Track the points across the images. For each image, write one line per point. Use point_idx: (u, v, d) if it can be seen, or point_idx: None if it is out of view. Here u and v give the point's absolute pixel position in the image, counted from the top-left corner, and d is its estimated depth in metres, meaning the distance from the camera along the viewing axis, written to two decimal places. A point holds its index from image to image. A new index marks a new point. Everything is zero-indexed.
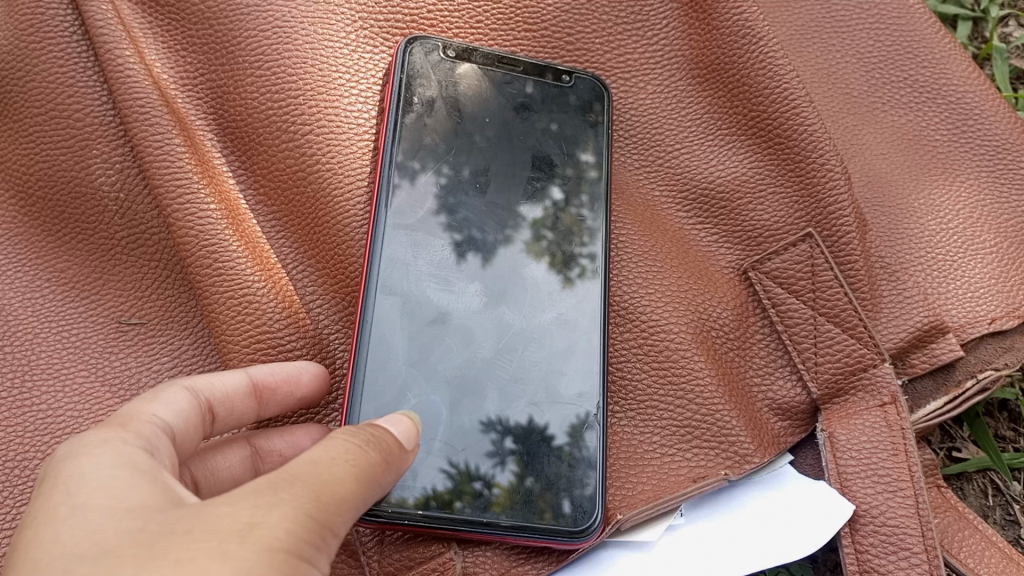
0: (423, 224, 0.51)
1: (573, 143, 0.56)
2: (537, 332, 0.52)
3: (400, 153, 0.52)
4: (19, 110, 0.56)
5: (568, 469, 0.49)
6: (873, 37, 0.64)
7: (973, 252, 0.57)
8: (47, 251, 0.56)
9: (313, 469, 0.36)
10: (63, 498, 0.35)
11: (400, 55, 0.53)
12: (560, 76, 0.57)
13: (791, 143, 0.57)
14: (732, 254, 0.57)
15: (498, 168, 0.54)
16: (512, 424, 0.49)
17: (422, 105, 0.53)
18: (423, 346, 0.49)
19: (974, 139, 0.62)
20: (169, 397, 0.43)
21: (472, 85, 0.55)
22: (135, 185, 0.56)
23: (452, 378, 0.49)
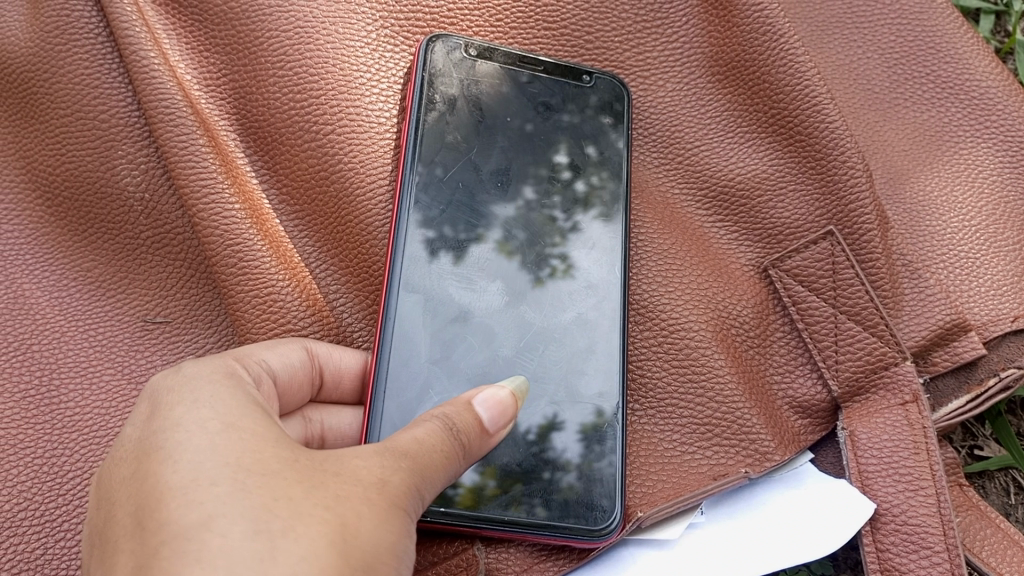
0: (445, 223, 0.52)
1: (595, 143, 0.56)
2: (557, 331, 0.52)
3: (422, 151, 0.52)
4: (46, 112, 0.57)
5: (591, 465, 0.50)
6: (895, 33, 0.64)
7: (996, 250, 0.57)
8: (74, 250, 0.57)
9: (415, 446, 0.39)
10: (175, 420, 0.36)
11: (422, 53, 0.53)
12: (580, 76, 0.57)
13: (812, 140, 0.57)
14: (752, 252, 0.57)
15: (519, 166, 0.55)
16: (533, 422, 0.50)
17: (444, 104, 0.53)
18: (446, 343, 0.50)
19: (997, 135, 0.61)
20: (286, 350, 0.47)
21: (493, 85, 0.55)
22: (161, 185, 0.57)
23: (473, 377, 0.50)
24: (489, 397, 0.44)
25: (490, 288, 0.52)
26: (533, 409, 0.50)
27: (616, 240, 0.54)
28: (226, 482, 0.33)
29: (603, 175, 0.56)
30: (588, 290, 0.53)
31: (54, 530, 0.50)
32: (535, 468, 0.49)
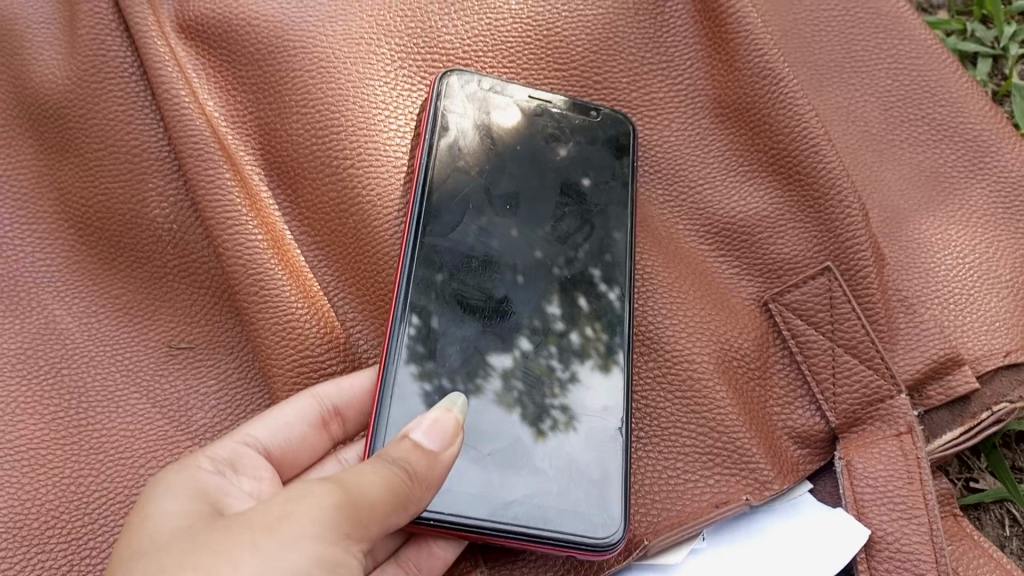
0: (454, 238, 0.53)
1: (602, 173, 0.59)
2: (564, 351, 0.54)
3: (435, 171, 0.54)
4: (81, 147, 0.60)
5: (599, 477, 0.50)
6: (892, 76, 0.67)
7: (989, 287, 0.59)
8: (102, 278, 0.59)
9: (351, 475, 0.40)
10: (145, 505, 0.41)
11: (438, 85, 0.57)
12: (588, 111, 0.60)
13: (810, 180, 0.59)
14: (752, 287, 0.59)
15: (527, 190, 0.57)
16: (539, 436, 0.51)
17: (457, 131, 0.56)
18: (454, 354, 0.51)
19: (990, 176, 0.64)
20: (276, 415, 0.50)
21: (504, 116, 0.58)
22: (188, 217, 0.60)
23: (480, 389, 0.51)
24: (429, 421, 0.44)
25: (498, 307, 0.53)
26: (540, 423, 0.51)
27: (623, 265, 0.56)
28: (165, 551, 0.38)
29: (609, 204, 0.58)
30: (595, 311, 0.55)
31: (78, 548, 0.52)
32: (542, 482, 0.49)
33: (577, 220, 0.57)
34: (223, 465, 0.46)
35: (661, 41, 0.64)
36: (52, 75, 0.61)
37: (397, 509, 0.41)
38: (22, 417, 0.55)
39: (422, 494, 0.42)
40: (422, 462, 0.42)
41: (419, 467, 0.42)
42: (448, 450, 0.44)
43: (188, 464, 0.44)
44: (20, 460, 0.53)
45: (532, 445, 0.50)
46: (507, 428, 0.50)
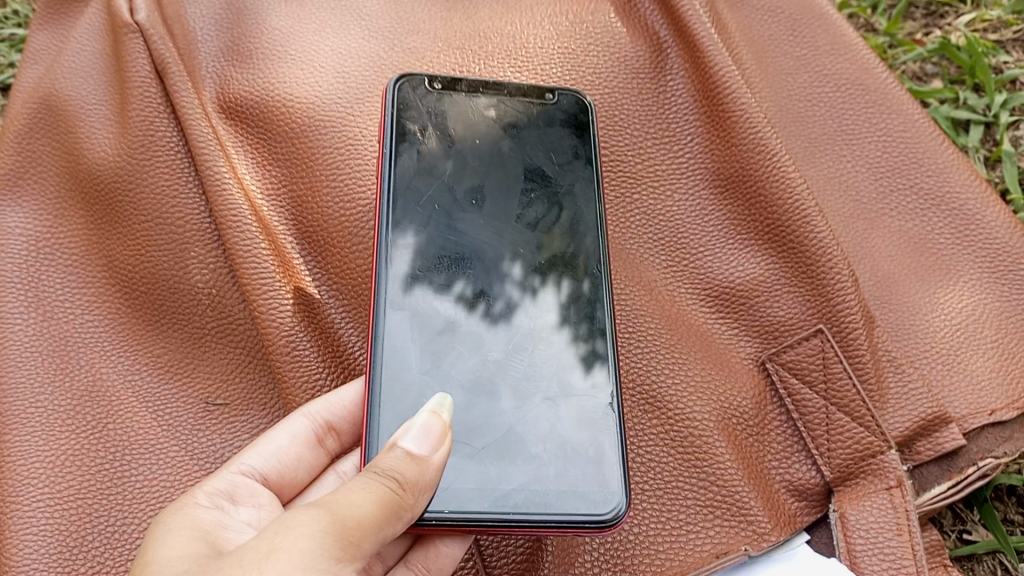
0: (426, 242, 0.57)
1: (567, 154, 0.63)
2: (543, 333, 0.57)
3: (401, 180, 0.58)
4: (129, 218, 0.65)
5: (594, 459, 0.53)
6: (881, 149, 0.71)
7: (975, 348, 0.63)
8: (146, 338, 0.64)
9: (341, 498, 0.43)
10: (147, 555, 0.44)
11: (391, 93, 0.60)
12: (543, 95, 0.64)
13: (804, 247, 0.63)
14: (751, 347, 0.63)
15: (494, 181, 0.61)
16: (528, 417, 0.54)
17: (417, 134, 0.60)
18: (439, 352, 0.54)
19: (976, 242, 0.68)
20: (264, 442, 0.55)
21: (460, 112, 0.62)
22: (226, 283, 0.64)
23: (465, 381, 0.54)
24: (420, 427, 0.47)
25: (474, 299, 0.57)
26: (528, 408, 0.54)
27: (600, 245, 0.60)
28: None
29: (574, 186, 0.62)
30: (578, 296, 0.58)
31: None
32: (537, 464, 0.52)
33: (544, 202, 0.61)
34: (221, 498, 0.50)
35: (662, 119, 0.70)
36: (106, 153, 0.67)
37: (388, 519, 0.44)
38: (71, 469, 0.59)
39: (412, 502, 0.45)
40: (411, 470, 0.45)
41: (406, 478, 0.45)
42: (437, 454, 0.47)
43: (185, 504, 0.48)
44: (70, 509, 0.58)
45: (525, 435, 0.53)
46: (494, 417, 0.53)
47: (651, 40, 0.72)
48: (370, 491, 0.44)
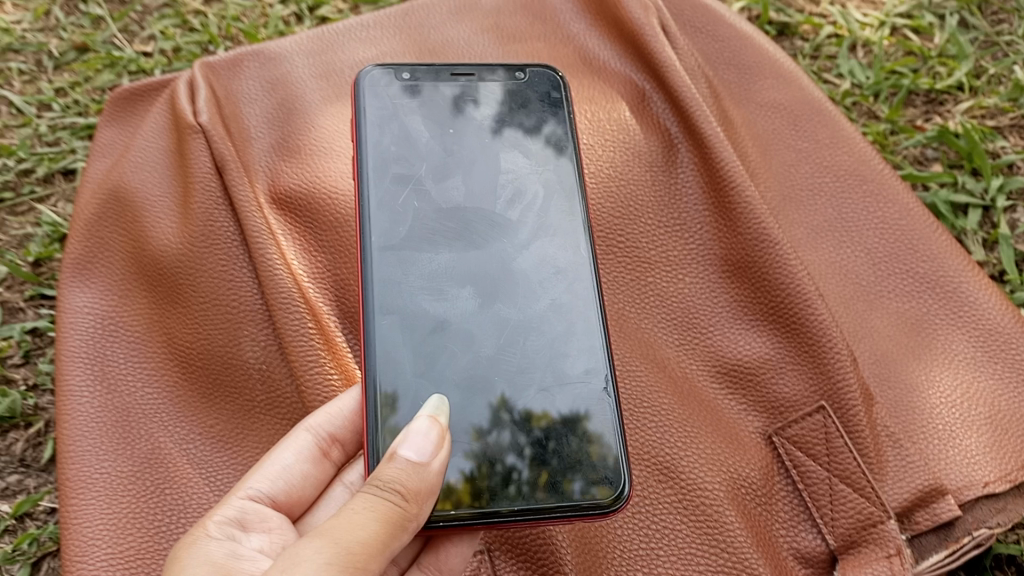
0: (412, 246, 0.64)
1: (541, 137, 0.70)
2: (531, 320, 0.63)
3: (380, 189, 0.65)
4: (187, 299, 0.72)
5: (588, 436, 0.59)
6: (879, 235, 0.77)
7: (969, 425, 0.67)
8: (200, 410, 0.70)
9: (348, 520, 0.49)
10: None
11: (358, 99, 0.68)
12: (514, 74, 0.72)
13: (805, 328, 0.69)
14: (759, 421, 0.68)
15: (471, 177, 0.68)
16: (522, 407, 0.60)
17: (393, 141, 0.67)
18: (433, 354, 0.60)
19: (970, 323, 0.73)
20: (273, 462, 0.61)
21: (432, 107, 0.69)
22: (276, 359, 0.70)
23: (459, 381, 0.60)
24: (420, 439, 0.53)
25: (461, 295, 0.63)
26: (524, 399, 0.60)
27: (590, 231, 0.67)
28: None
29: (548, 164, 0.69)
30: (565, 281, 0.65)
31: None
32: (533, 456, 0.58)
33: (523, 184, 0.68)
34: (231, 527, 0.56)
35: (675, 209, 0.76)
36: (168, 239, 0.74)
37: (394, 531, 0.50)
38: (132, 530, 0.66)
39: (415, 508, 0.51)
40: (411, 478, 0.51)
41: (407, 489, 0.51)
42: (435, 459, 0.53)
43: (197, 537, 0.54)
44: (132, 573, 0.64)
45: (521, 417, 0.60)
46: (494, 415, 0.59)
47: (664, 136, 0.79)
48: (372, 509, 0.49)
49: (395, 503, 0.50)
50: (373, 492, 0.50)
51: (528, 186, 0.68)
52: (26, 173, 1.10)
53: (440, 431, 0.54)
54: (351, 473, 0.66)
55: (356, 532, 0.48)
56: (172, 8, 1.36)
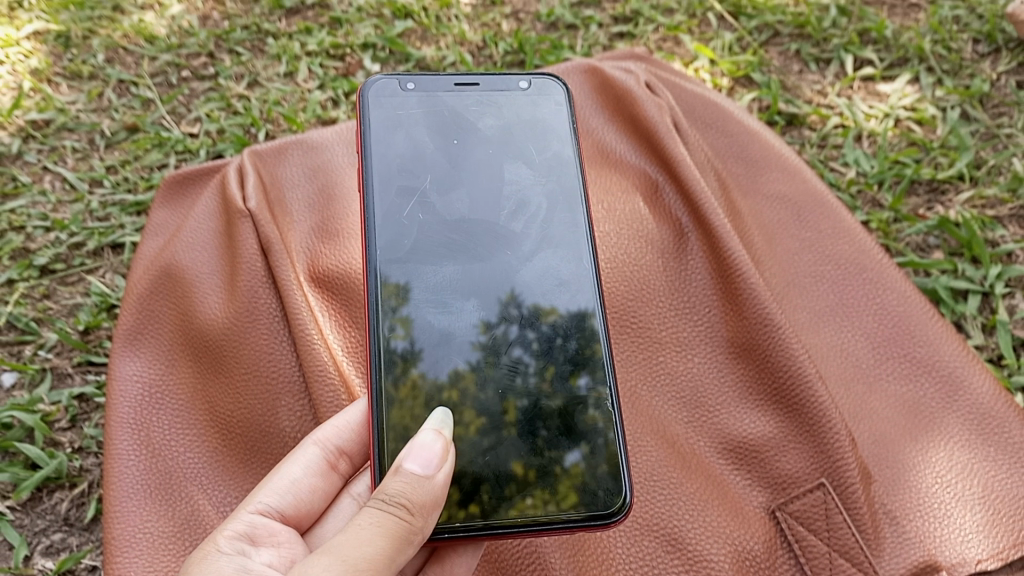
0: (418, 256, 0.68)
1: (546, 148, 0.75)
2: (532, 329, 0.68)
3: (387, 201, 0.70)
4: (230, 370, 0.78)
5: (583, 446, 0.64)
6: (878, 321, 0.82)
7: (963, 502, 0.71)
8: (237, 475, 0.75)
9: (355, 535, 0.53)
10: None
11: (360, 114, 0.72)
12: (518, 83, 0.77)
13: (806, 408, 0.73)
14: (762, 497, 0.72)
15: (475, 188, 0.73)
16: (523, 417, 0.65)
17: (401, 154, 0.72)
18: (439, 365, 0.65)
19: (964, 406, 0.77)
20: (279, 477, 0.64)
21: (437, 118, 0.75)
22: (310, 428, 0.75)
23: (462, 392, 0.65)
24: (425, 453, 0.57)
25: (465, 307, 0.68)
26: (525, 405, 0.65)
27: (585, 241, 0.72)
28: None
29: (551, 172, 0.74)
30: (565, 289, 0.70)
31: None
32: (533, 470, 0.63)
33: (526, 191, 0.73)
34: (242, 540, 0.59)
35: (685, 293, 0.81)
36: (215, 314, 0.80)
37: (400, 545, 0.54)
38: None
39: (420, 521, 0.55)
40: (415, 494, 0.55)
41: (412, 504, 0.55)
42: (440, 472, 0.57)
43: (208, 550, 0.57)
44: None
45: (526, 422, 0.65)
46: (497, 426, 0.64)
47: (675, 225, 0.85)
48: (378, 526, 0.53)
49: (400, 520, 0.54)
50: (380, 509, 0.54)
51: (532, 193, 0.73)
52: (77, 245, 1.18)
53: (445, 445, 0.58)
54: (357, 486, 0.70)
55: (364, 546, 0.53)
56: (218, 93, 1.48)
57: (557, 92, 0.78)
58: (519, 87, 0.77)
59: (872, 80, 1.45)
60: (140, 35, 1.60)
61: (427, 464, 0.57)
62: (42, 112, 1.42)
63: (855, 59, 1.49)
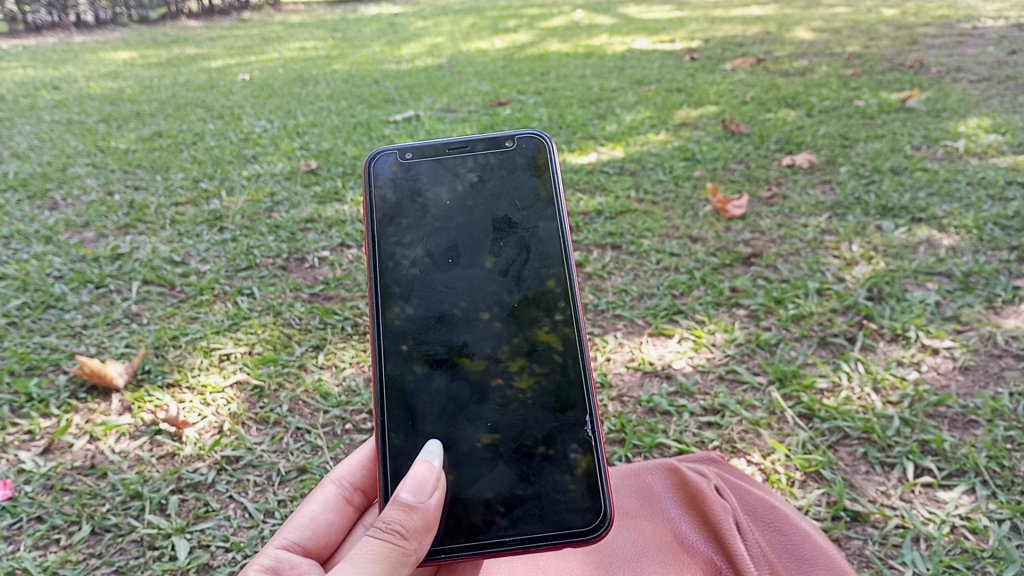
0: (427, 302, 1.27)
1: (521, 190, 1.33)
2: (507, 340, 1.26)
3: (402, 254, 1.29)
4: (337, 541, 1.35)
5: (548, 459, 1.19)
6: None
7: None
8: None
9: (374, 547, 1.00)
10: None
11: (369, 188, 1.32)
12: (505, 141, 1.35)
13: None
14: None
15: (466, 239, 1.31)
16: (504, 432, 1.21)
17: (411, 215, 1.32)
18: (441, 381, 1.23)
19: None
20: (309, 510, 1.32)
21: (438, 184, 1.34)
22: None
23: (462, 400, 1.22)
24: (414, 495, 1.06)
25: (462, 335, 1.26)
26: (505, 409, 1.22)
27: (545, 275, 1.28)
28: None
29: (526, 218, 1.32)
30: (530, 319, 1.26)
31: None
32: (519, 492, 1.17)
33: (507, 236, 1.31)
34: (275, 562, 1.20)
35: None
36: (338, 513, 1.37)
37: (401, 557, 1.02)
38: None
39: (409, 544, 1.03)
40: (404, 525, 1.03)
41: (402, 532, 1.02)
42: (425, 502, 1.06)
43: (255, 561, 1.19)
44: None
45: (503, 432, 1.21)
46: (488, 437, 1.21)
47: None
48: (383, 544, 1.01)
49: (395, 543, 1.02)
50: (386, 533, 1.02)
51: (512, 238, 1.31)
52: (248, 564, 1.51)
53: (426, 488, 1.08)
54: (367, 517, 1.35)
55: (377, 552, 1.00)
56: None
57: (539, 142, 1.34)
58: (507, 145, 1.35)
59: (932, 486, 1.66)
60: (318, 391, 2.01)
61: (410, 502, 1.05)
62: (235, 449, 1.80)
63: (916, 465, 1.71)
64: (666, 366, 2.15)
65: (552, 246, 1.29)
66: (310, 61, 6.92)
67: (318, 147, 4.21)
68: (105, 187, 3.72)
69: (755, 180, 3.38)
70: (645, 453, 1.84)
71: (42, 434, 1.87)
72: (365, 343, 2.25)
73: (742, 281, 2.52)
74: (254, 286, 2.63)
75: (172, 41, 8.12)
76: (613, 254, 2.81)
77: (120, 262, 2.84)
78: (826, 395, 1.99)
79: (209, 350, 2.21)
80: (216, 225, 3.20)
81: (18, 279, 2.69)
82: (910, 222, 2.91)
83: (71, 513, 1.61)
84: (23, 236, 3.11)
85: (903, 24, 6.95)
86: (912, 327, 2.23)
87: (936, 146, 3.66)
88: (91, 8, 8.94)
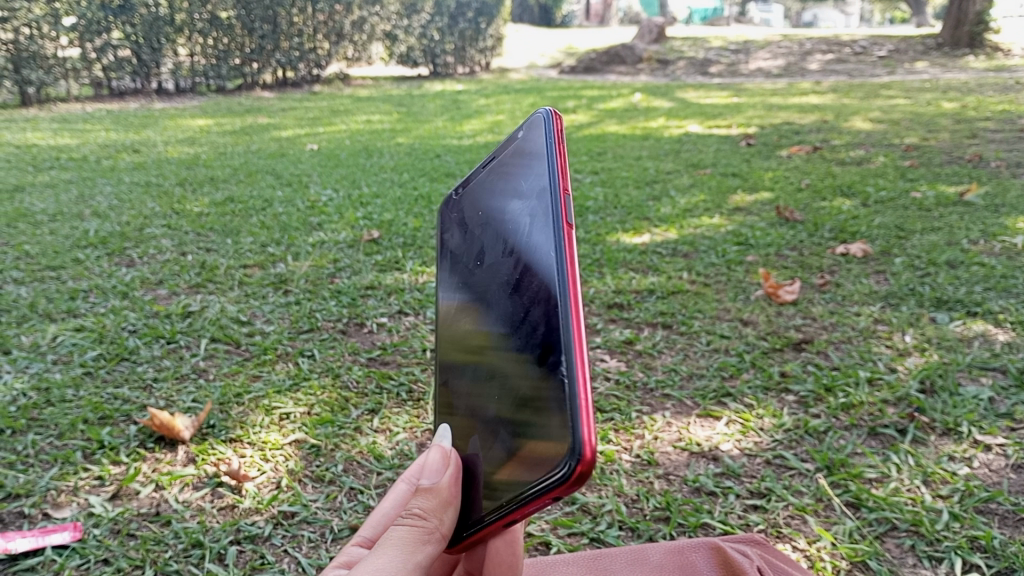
0: (466, 311, 1.18)
1: (523, 154, 1.15)
2: (506, 299, 1.04)
3: (454, 280, 1.26)
4: None
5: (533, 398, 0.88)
6: None
7: None
8: None
9: (392, 536, 0.96)
10: None
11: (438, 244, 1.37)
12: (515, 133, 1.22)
13: None
14: None
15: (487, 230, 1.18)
16: (507, 395, 0.96)
17: (459, 242, 1.28)
18: (473, 380, 1.10)
19: None
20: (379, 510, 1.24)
21: (475, 201, 1.28)
22: None
23: (484, 387, 1.05)
24: (428, 480, 1.00)
25: (483, 323, 1.10)
26: (508, 369, 0.98)
27: (529, 213, 1.03)
28: None
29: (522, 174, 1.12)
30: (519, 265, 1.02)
31: None
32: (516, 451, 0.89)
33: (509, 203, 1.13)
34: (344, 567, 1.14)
35: None
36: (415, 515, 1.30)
37: (424, 537, 0.96)
38: None
39: (432, 527, 0.96)
40: (422, 508, 0.97)
41: (422, 516, 0.97)
42: (443, 478, 1.00)
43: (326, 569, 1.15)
44: None
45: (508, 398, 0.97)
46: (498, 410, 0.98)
47: None
48: (403, 531, 0.96)
49: (414, 528, 0.96)
50: (405, 520, 0.97)
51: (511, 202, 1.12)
52: None
53: (443, 466, 1.01)
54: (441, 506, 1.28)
55: (394, 539, 0.95)
56: None
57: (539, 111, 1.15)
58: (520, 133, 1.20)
59: None
60: (372, 453, 2.09)
61: (426, 483, 1.00)
62: (292, 505, 1.88)
63: (965, 560, 1.70)
64: (714, 447, 2.17)
65: (536, 186, 1.05)
66: (375, 134, 7.20)
67: (381, 217, 4.37)
68: (178, 248, 3.91)
69: (808, 267, 3.41)
70: (689, 532, 1.85)
71: (112, 480, 1.97)
72: (419, 409, 2.33)
73: (791, 367, 2.55)
74: (314, 348, 2.74)
75: (246, 111, 8.50)
76: (664, 333, 2.86)
77: (190, 320, 2.98)
78: (875, 485, 1.99)
79: (270, 409, 2.30)
80: (281, 288, 3.34)
81: (95, 331, 2.84)
82: (965, 315, 2.91)
83: (135, 557, 1.69)
84: (101, 292, 3.28)
85: (963, 118, 6.98)
86: (964, 422, 2.21)
87: (994, 241, 3.65)
88: (173, 77, 9.43)
